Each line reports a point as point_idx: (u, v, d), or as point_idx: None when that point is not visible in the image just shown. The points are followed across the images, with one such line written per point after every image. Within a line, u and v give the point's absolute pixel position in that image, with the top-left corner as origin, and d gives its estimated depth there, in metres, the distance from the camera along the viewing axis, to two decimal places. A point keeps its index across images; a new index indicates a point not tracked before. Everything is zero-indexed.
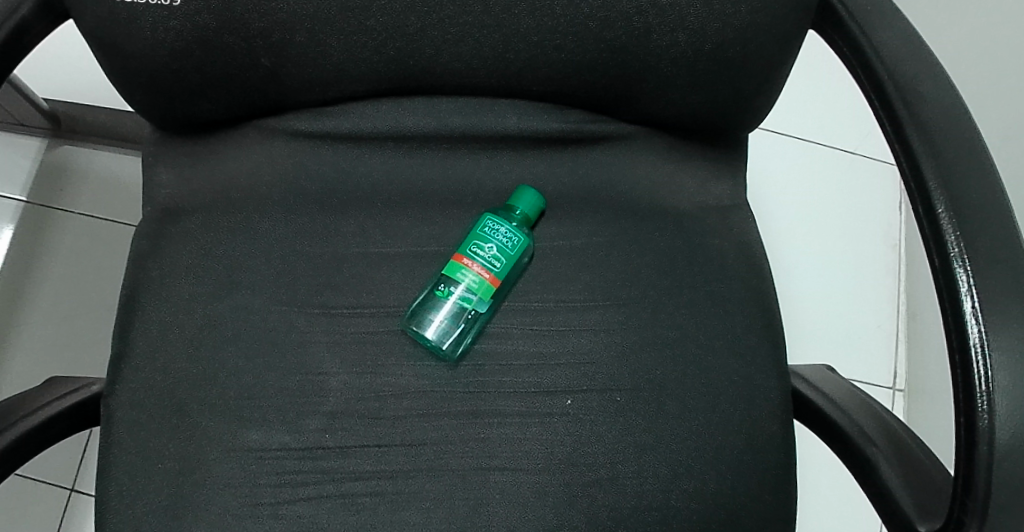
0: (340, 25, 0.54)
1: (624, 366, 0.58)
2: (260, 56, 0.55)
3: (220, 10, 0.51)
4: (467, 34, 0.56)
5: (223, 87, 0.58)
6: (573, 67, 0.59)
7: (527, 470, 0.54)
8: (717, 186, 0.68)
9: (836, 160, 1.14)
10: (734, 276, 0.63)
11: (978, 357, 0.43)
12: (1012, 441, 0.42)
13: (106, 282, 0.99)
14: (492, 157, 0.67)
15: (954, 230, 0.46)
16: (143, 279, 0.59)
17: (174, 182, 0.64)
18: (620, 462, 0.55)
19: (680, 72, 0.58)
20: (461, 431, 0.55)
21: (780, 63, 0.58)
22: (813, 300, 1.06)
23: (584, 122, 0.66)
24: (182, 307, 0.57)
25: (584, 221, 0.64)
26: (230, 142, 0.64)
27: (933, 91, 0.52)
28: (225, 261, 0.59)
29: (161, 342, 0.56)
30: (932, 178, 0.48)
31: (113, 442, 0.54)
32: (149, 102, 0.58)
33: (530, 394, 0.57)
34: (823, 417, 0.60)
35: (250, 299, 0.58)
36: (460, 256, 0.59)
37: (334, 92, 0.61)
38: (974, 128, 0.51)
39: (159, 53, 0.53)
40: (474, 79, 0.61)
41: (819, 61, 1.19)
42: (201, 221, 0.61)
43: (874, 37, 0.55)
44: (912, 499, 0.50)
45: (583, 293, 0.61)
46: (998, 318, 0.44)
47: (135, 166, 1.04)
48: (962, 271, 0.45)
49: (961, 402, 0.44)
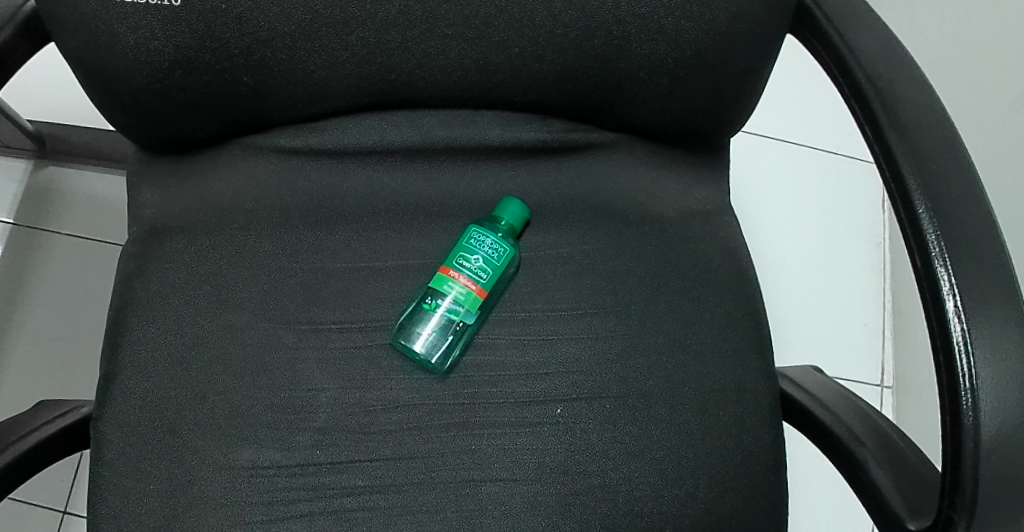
0: (321, 41, 0.54)
1: (612, 374, 0.59)
2: (243, 74, 0.56)
3: (201, 31, 0.52)
4: (448, 46, 0.56)
5: (207, 106, 0.58)
6: (555, 78, 0.60)
7: (519, 480, 0.54)
8: (702, 191, 0.69)
9: (819, 160, 1.15)
10: (720, 280, 0.64)
11: (961, 355, 0.44)
12: (998, 436, 0.42)
13: (94, 302, 0.99)
14: (476, 168, 0.67)
15: (934, 228, 0.47)
16: (131, 300, 0.59)
17: (160, 200, 0.64)
18: (611, 469, 0.55)
19: (660, 79, 0.59)
20: (451, 444, 0.56)
21: (760, 67, 0.58)
22: (800, 301, 1.06)
23: (568, 131, 0.67)
24: (171, 327, 0.57)
25: (570, 230, 0.65)
26: (215, 160, 0.64)
27: (910, 93, 0.52)
28: (213, 280, 0.59)
29: (150, 363, 0.56)
30: (911, 179, 0.49)
31: (103, 465, 0.53)
32: (133, 123, 0.58)
33: (519, 403, 0.57)
34: (812, 419, 0.60)
35: (238, 317, 0.58)
36: (447, 268, 0.59)
37: (318, 108, 0.61)
38: (951, 129, 0.51)
39: (141, 74, 0.53)
40: (456, 92, 0.61)
41: (799, 64, 1.20)
42: (188, 241, 0.61)
43: (850, 41, 0.55)
44: (901, 497, 0.50)
45: (571, 302, 0.61)
46: (981, 316, 0.44)
47: (119, 185, 1.04)
48: (943, 270, 0.46)
49: (946, 399, 0.44)
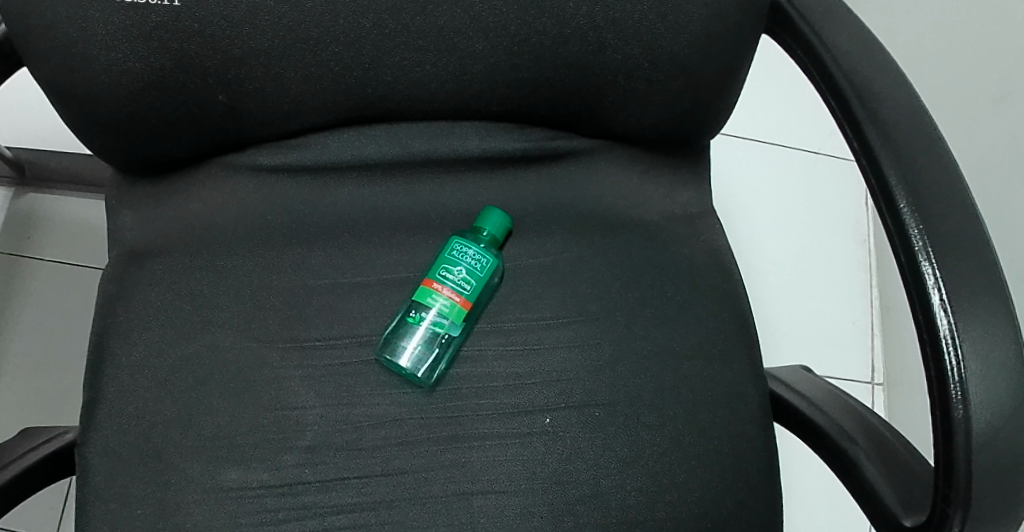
0: (295, 58, 0.54)
1: (601, 381, 0.58)
2: (217, 93, 0.55)
3: (174, 50, 0.51)
4: (423, 58, 0.56)
5: (184, 126, 0.57)
6: (532, 86, 0.59)
7: (510, 492, 0.54)
8: (685, 194, 0.69)
9: (801, 160, 1.15)
10: (705, 282, 0.63)
11: (949, 349, 0.44)
12: (989, 429, 0.42)
13: (75, 327, 0.98)
14: (457, 179, 0.67)
15: (917, 223, 0.47)
16: (112, 325, 0.58)
17: (140, 222, 0.63)
18: (604, 477, 0.55)
19: (638, 84, 0.58)
20: (440, 458, 0.55)
21: (737, 68, 0.58)
22: (787, 302, 1.06)
23: (548, 139, 0.67)
24: (154, 349, 0.57)
25: (554, 238, 0.64)
26: (193, 180, 0.64)
27: (887, 90, 0.52)
28: (196, 301, 0.59)
29: (134, 387, 0.56)
30: (891, 175, 0.49)
31: (88, 492, 0.53)
32: (109, 146, 0.57)
33: (508, 415, 0.57)
34: (803, 419, 0.60)
35: (222, 338, 0.58)
36: (429, 281, 0.59)
37: (295, 124, 0.61)
38: (929, 124, 0.51)
39: (116, 96, 0.53)
40: (434, 104, 0.61)
41: (778, 65, 1.20)
42: (169, 262, 0.60)
43: (826, 40, 0.55)
44: (895, 494, 0.50)
45: (556, 310, 0.61)
46: (966, 310, 0.44)
47: (97, 210, 1.03)
48: (927, 265, 0.45)
49: (935, 394, 0.44)
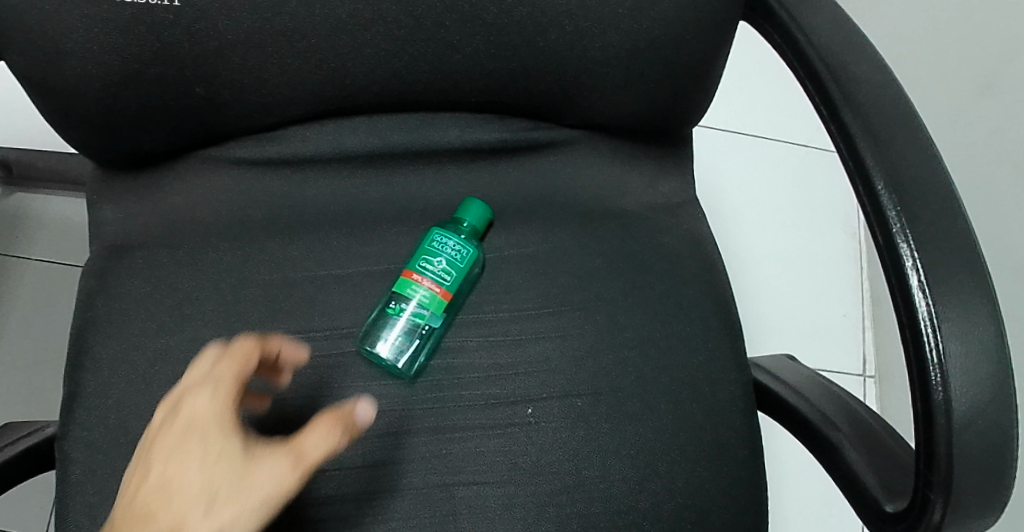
0: (271, 49, 0.54)
1: (582, 370, 0.58)
2: (194, 85, 0.55)
3: (151, 42, 0.51)
4: (400, 49, 0.56)
5: (162, 119, 0.57)
6: (510, 75, 0.59)
7: (492, 482, 0.54)
8: (667, 183, 0.68)
9: (790, 154, 1.15)
10: (688, 272, 0.63)
11: (928, 332, 0.43)
12: (968, 412, 0.41)
13: (59, 325, 0.98)
14: (439, 171, 0.66)
15: (894, 205, 0.46)
16: (92, 318, 0.58)
17: (121, 216, 0.63)
18: (586, 467, 0.55)
19: (616, 72, 0.58)
20: (421, 449, 0.55)
21: (716, 55, 0.58)
22: (778, 297, 1.06)
23: (528, 130, 0.66)
24: (135, 342, 0.57)
25: (536, 229, 0.64)
26: (173, 173, 0.63)
27: (864, 73, 0.52)
28: (176, 295, 0.59)
29: (115, 380, 0.56)
30: (868, 157, 0.48)
31: (70, 484, 0.53)
32: (88, 139, 0.57)
33: (489, 406, 0.57)
34: (787, 406, 0.59)
35: (202, 331, 0.58)
36: (410, 272, 0.59)
37: (274, 117, 0.61)
38: (905, 106, 0.51)
39: (93, 88, 0.53)
40: (413, 95, 0.61)
41: (764, 58, 1.20)
42: (151, 256, 0.60)
43: (803, 24, 0.55)
44: (877, 480, 0.50)
45: (537, 300, 0.61)
46: (946, 291, 0.43)
47: (80, 209, 1.03)
48: (905, 246, 0.45)
49: (915, 377, 0.43)
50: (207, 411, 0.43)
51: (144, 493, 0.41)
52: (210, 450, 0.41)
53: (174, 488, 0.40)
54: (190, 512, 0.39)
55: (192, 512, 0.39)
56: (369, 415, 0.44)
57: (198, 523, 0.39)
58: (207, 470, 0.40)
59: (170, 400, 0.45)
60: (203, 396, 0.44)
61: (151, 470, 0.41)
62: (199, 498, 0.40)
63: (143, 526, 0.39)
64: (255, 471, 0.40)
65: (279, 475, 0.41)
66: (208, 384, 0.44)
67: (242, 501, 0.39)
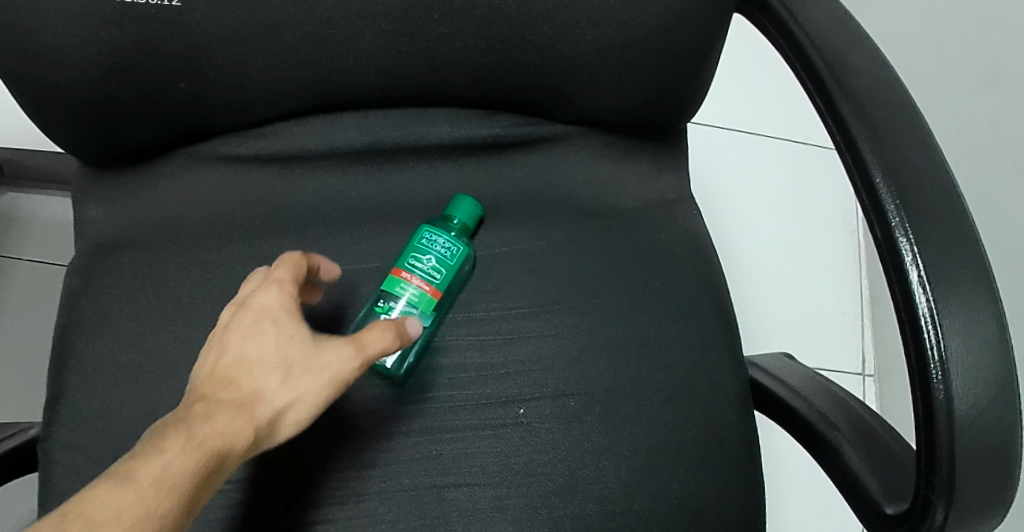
0: (256, 44, 0.53)
1: (575, 370, 0.57)
2: (178, 81, 0.54)
3: (133, 37, 0.50)
4: (388, 43, 0.55)
5: (146, 115, 0.56)
6: (500, 70, 0.58)
7: (483, 484, 0.53)
8: (662, 180, 0.67)
9: (789, 152, 1.13)
10: (683, 269, 0.62)
11: (929, 328, 0.41)
12: (971, 412, 0.40)
13: (44, 325, 0.97)
14: (429, 168, 0.65)
15: (894, 198, 0.45)
16: (77, 318, 0.58)
17: (107, 214, 0.62)
18: (579, 468, 0.54)
19: (608, 66, 0.57)
20: (411, 451, 0.54)
21: (710, 48, 0.57)
22: (776, 296, 1.05)
23: (519, 125, 0.65)
24: (120, 342, 0.56)
25: (528, 226, 0.63)
26: (158, 170, 0.62)
27: (860, 64, 0.51)
28: (163, 294, 0.58)
29: (100, 380, 0.55)
30: (866, 149, 0.47)
31: (54, 486, 0.52)
32: (72, 137, 0.57)
33: (480, 406, 0.56)
34: (784, 405, 0.58)
35: (188, 330, 0.57)
36: (398, 270, 0.57)
37: (260, 113, 0.60)
38: (903, 98, 0.50)
39: (74, 84, 0.51)
40: (402, 90, 0.60)
41: (762, 53, 1.18)
42: (137, 255, 0.60)
43: (799, 14, 0.54)
44: (876, 480, 0.49)
45: (529, 299, 0.60)
46: (947, 287, 0.42)
47: (66, 208, 1.02)
48: (905, 240, 0.43)
49: (915, 376, 0.42)
50: (274, 309, 0.43)
51: (222, 364, 0.41)
52: (285, 329, 0.42)
53: (255, 359, 0.41)
54: (269, 380, 0.40)
55: (273, 377, 0.40)
56: (417, 333, 0.47)
57: (279, 388, 0.40)
58: (284, 346, 0.41)
59: (237, 303, 0.45)
60: (269, 298, 0.44)
61: (230, 351, 0.41)
62: (272, 366, 0.41)
63: (229, 388, 0.39)
64: (321, 347, 0.42)
65: (342, 358, 0.42)
66: (277, 290, 0.45)
67: (316, 373, 0.41)
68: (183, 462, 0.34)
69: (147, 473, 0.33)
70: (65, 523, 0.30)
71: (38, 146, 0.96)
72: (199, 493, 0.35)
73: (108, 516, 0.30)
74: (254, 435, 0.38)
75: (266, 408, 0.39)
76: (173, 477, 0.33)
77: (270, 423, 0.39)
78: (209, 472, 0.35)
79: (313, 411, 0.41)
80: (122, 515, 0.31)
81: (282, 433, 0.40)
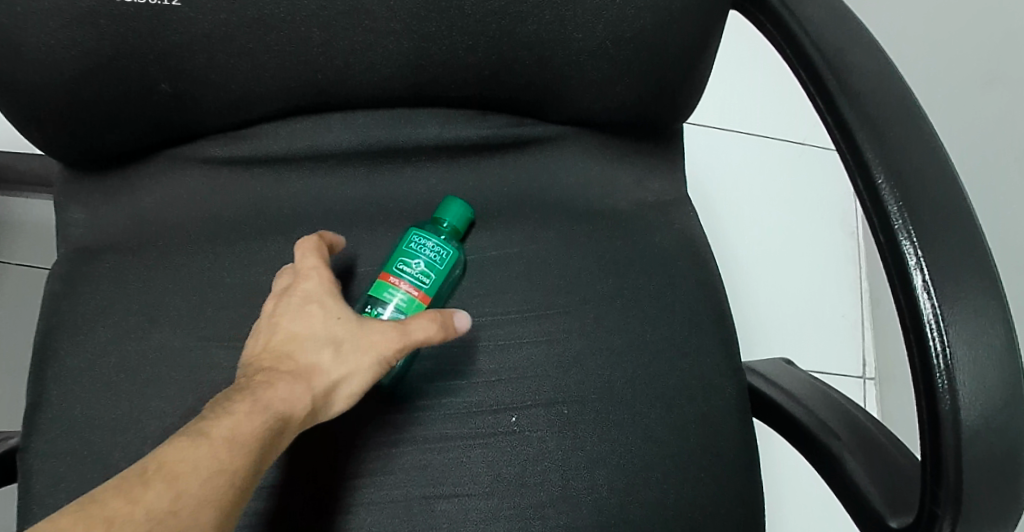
0: (240, 43, 0.51)
1: (569, 376, 0.56)
2: (160, 81, 0.53)
3: (113, 36, 0.49)
4: (375, 42, 0.54)
5: (128, 116, 0.55)
6: (491, 69, 0.57)
7: (475, 495, 0.52)
8: (658, 181, 0.66)
9: (788, 152, 1.12)
10: (679, 272, 0.61)
11: (934, 335, 0.40)
12: (977, 421, 0.39)
13: (25, 329, 0.95)
14: (420, 170, 0.64)
15: (896, 200, 0.43)
16: (57, 324, 0.56)
17: (89, 218, 0.60)
18: (573, 478, 0.52)
19: (602, 64, 0.56)
20: (401, 460, 0.53)
21: (707, 46, 0.56)
22: (776, 299, 1.03)
23: (511, 126, 0.64)
24: (102, 349, 0.55)
25: (521, 229, 0.62)
26: (142, 172, 0.61)
27: (860, 61, 0.49)
28: (146, 299, 0.57)
29: (80, 388, 0.53)
30: (867, 149, 0.45)
31: (33, 497, 0.51)
32: (51, 138, 0.55)
33: (472, 414, 0.55)
34: (783, 412, 0.57)
35: (171, 337, 0.55)
36: (386, 275, 0.56)
37: (246, 113, 0.59)
38: (904, 96, 0.48)
39: (53, 85, 0.50)
40: (391, 90, 0.59)
41: (759, 50, 1.16)
42: (119, 260, 0.58)
43: (797, 10, 0.52)
44: (879, 491, 0.47)
45: (521, 304, 0.59)
46: (952, 292, 0.41)
47: (46, 210, 1.00)
48: (908, 244, 0.42)
49: (920, 384, 0.41)
50: (319, 292, 0.46)
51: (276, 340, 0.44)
52: (332, 310, 0.44)
53: (306, 335, 0.43)
54: (323, 354, 0.42)
55: (325, 352, 0.42)
56: (465, 327, 0.47)
57: (333, 362, 0.42)
58: (333, 323, 0.44)
59: (281, 286, 0.47)
60: (312, 282, 0.47)
61: (280, 329, 0.44)
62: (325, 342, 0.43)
63: (285, 361, 0.42)
64: (368, 325, 0.44)
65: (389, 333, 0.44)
66: (318, 275, 0.48)
67: (366, 347, 0.44)
68: (252, 422, 0.37)
69: (221, 430, 0.36)
70: (150, 474, 0.33)
71: (20, 147, 0.94)
72: (267, 454, 0.38)
73: (190, 467, 0.33)
74: (312, 404, 0.41)
75: (321, 380, 0.42)
76: (244, 435, 0.36)
77: (326, 394, 0.42)
78: (274, 434, 0.38)
79: (366, 384, 0.44)
80: (199, 468, 0.33)
81: (336, 405, 0.43)
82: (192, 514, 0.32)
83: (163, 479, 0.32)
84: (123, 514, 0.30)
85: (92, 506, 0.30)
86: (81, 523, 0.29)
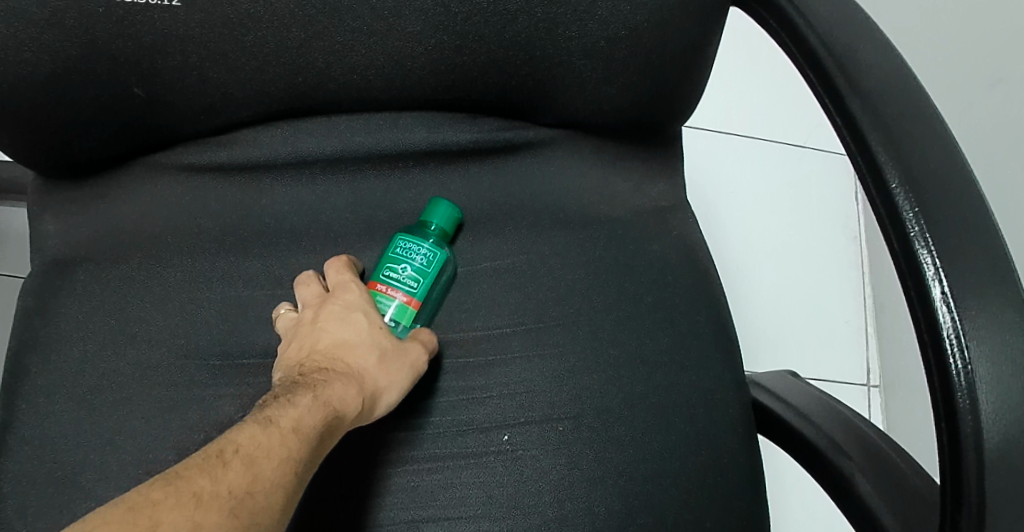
0: (214, 45, 0.49)
1: (563, 393, 0.53)
2: (132, 84, 0.51)
3: (81, 39, 0.46)
4: (357, 42, 0.51)
5: (100, 122, 0.53)
6: (479, 69, 0.54)
7: (465, 518, 0.49)
8: (656, 186, 0.63)
9: (790, 155, 1.09)
10: (679, 282, 0.58)
11: (955, 352, 0.37)
12: (1003, 445, 0.36)
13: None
14: (409, 177, 0.62)
15: (911, 205, 0.40)
16: (28, 341, 0.54)
17: (63, 229, 0.58)
18: (568, 500, 0.49)
19: (595, 64, 0.53)
20: (387, 483, 0.50)
21: (706, 43, 0.53)
22: (782, 307, 1.00)
23: (502, 130, 0.61)
24: (74, 366, 0.52)
25: (513, 238, 0.59)
26: (119, 182, 0.59)
27: (868, 57, 0.47)
28: (122, 314, 0.54)
29: (50, 407, 0.51)
30: (877, 151, 0.43)
31: None
32: (21, 146, 0.53)
33: (462, 433, 0.52)
34: (788, 430, 0.54)
35: (148, 353, 0.53)
36: (374, 283, 0.53)
37: (224, 118, 0.56)
38: (914, 94, 0.45)
39: (19, 90, 0.48)
40: (375, 93, 0.56)
41: (759, 48, 1.13)
42: (95, 272, 0.56)
43: (800, 4, 0.49)
44: (893, 516, 0.44)
45: (513, 317, 0.56)
46: (972, 304, 0.38)
47: (19, 217, 0.95)
48: (925, 253, 0.39)
49: (939, 404, 0.38)
50: (362, 303, 0.50)
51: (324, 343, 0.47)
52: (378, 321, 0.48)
53: (354, 341, 0.47)
54: (368, 359, 0.46)
55: (371, 358, 0.46)
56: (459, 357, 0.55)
57: (378, 368, 0.46)
58: (376, 333, 0.48)
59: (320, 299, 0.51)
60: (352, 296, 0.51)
61: (327, 334, 0.47)
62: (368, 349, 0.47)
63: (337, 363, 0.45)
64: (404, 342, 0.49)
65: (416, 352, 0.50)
66: (358, 289, 0.51)
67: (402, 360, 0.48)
68: (313, 415, 0.41)
69: (288, 420, 0.39)
70: (228, 455, 0.36)
71: None
72: (323, 445, 0.41)
73: (264, 452, 0.37)
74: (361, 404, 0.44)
75: (368, 383, 0.45)
76: (308, 427, 0.40)
77: (371, 397, 0.46)
78: (330, 427, 0.42)
79: (399, 394, 0.48)
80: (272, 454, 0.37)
81: (375, 410, 0.46)
82: (268, 493, 0.35)
83: (241, 463, 0.35)
84: (207, 491, 0.33)
85: (177, 482, 0.33)
86: (172, 494, 0.32)
